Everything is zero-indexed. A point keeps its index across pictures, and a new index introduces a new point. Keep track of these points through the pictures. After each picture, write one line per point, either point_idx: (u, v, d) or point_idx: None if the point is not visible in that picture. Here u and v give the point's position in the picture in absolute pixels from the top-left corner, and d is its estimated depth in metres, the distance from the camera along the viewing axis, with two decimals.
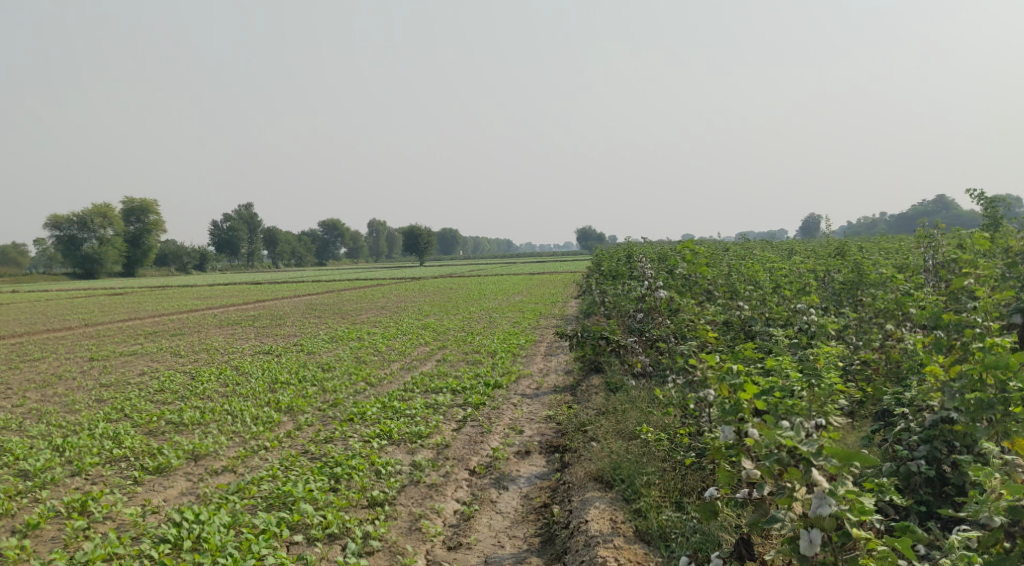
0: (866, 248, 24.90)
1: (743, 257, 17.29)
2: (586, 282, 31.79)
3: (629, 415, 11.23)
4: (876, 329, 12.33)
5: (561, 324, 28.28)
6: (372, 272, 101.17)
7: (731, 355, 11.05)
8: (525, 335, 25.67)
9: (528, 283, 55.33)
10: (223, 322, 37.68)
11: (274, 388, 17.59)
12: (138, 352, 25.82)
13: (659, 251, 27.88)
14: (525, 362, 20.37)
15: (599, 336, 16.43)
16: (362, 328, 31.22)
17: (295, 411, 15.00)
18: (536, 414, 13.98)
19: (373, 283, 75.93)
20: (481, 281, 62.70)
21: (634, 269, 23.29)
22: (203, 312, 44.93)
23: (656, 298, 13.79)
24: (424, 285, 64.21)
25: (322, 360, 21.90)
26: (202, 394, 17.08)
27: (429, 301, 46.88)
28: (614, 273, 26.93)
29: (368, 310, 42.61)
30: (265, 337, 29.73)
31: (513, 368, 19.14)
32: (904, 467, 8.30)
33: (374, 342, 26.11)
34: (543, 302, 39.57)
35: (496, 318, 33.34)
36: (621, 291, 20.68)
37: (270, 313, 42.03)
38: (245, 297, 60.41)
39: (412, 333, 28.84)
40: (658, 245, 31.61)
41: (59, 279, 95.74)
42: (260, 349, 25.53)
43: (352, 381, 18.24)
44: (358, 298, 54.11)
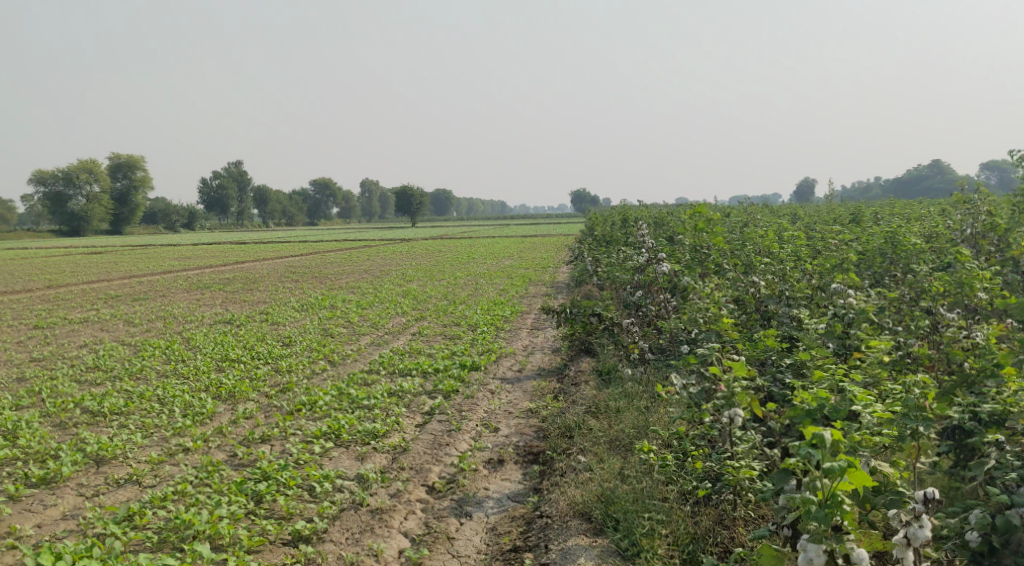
0: (881, 214, 22.79)
1: (757, 225, 15.14)
2: (578, 247, 29.65)
3: (625, 420, 9.31)
4: (918, 310, 10.32)
5: (551, 294, 26.23)
6: (360, 233, 98.74)
7: (749, 345, 9.07)
8: (511, 305, 23.62)
9: (520, 246, 53.08)
10: (193, 286, 35.38)
11: (221, 367, 15.52)
12: (89, 320, 23.60)
13: (656, 215, 25.66)
14: (508, 337, 18.31)
15: (590, 312, 14.36)
16: (339, 295, 29.08)
17: (237, 398, 12.94)
18: (517, 406, 11.97)
19: (361, 244, 73.64)
20: (471, 244, 60.48)
21: (631, 236, 21.17)
22: (178, 275, 42.59)
23: (656, 271, 11.74)
24: (412, 249, 61.84)
25: (284, 333, 19.75)
26: (137, 374, 15.00)
27: (415, 264, 44.77)
28: (608, 239, 24.67)
29: (350, 274, 40.48)
30: (231, 304, 27.55)
31: (494, 345, 17.07)
32: (1004, 518, 6.55)
33: (346, 311, 24.05)
34: (532, 268, 37.36)
35: (481, 285, 31.15)
36: (618, 259, 18.53)
37: (246, 277, 39.77)
38: (227, 260, 57.91)
39: (390, 301, 26.77)
40: (656, 208, 29.46)
41: (42, 237, 93.28)
42: (222, 318, 23.36)
43: (311, 359, 16.15)
44: (342, 260, 51.84)
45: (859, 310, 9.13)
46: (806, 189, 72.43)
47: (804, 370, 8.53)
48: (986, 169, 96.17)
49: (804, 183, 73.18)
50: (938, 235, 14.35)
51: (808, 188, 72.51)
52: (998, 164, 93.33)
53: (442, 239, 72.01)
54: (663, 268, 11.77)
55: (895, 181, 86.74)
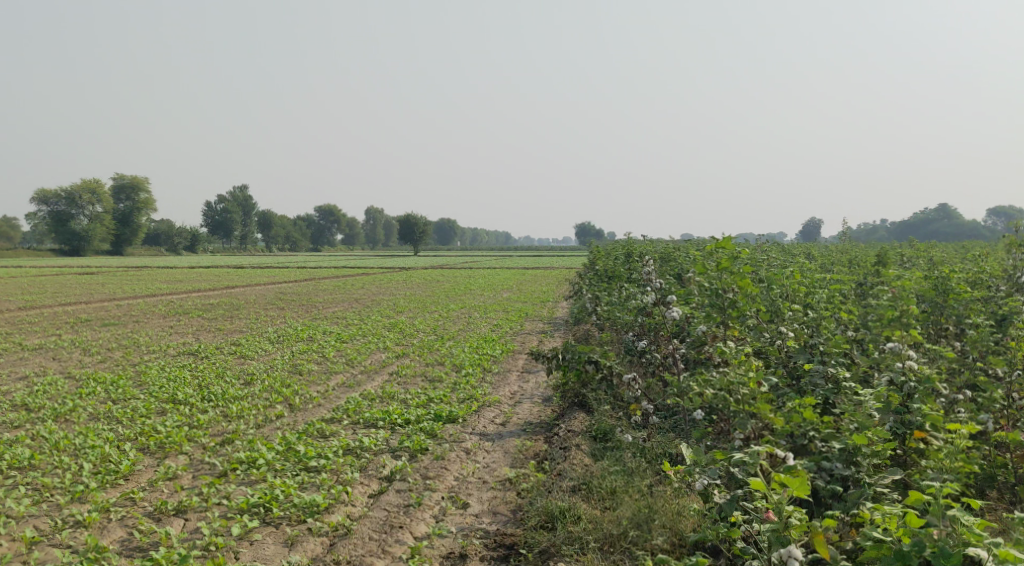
0: (907, 259, 20.94)
1: (782, 266, 13.22)
2: (578, 283, 27.77)
3: (624, 506, 7.74)
4: (980, 378, 8.50)
5: (547, 333, 24.32)
6: (361, 263, 97.30)
7: (783, 416, 7.30)
8: (503, 344, 21.69)
9: (519, 279, 51.01)
10: (170, 312, 33.25)
11: (162, 410, 13.52)
12: (42, 349, 21.50)
13: (661, 251, 23.66)
14: (495, 382, 16.35)
15: (585, 359, 12.42)
16: (320, 326, 27.12)
17: (167, 451, 10.98)
18: (493, 471, 10.03)
19: (359, 272, 72.00)
20: (471, 275, 58.63)
21: (636, 274, 19.26)
22: (160, 300, 40.74)
23: (663, 314, 9.85)
24: (410, 278, 60.08)
25: (247, 370, 17.75)
26: (62, 417, 12.99)
27: (410, 294, 42.96)
28: (610, 275, 22.67)
29: (340, 303, 38.56)
30: (204, 333, 25.47)
31: (478, 391, 15.12)
32: None
33: (324, 345, 22.10)
34: (530, 303, 35.51)
35: (474, 320, 29.17)
36: (621, 299, 16.56)
37: (229, 304, 37.71)
38: (217, 285, 56.10)
39: (374, 335, 24.84)
40: (662, 244, 27.65)
41: (38, 256, 91.74)
42: (186, 350, 21.30)
43: (268, 404, 14.14)
44: (333, 288, 49.86)
45: (922, 376, 7.24)
46: (811, 228, 70.53)
47: (856, 460, 6.76)
48: (994, 215, 94.56)
49: (810, 221, 71.40)
50: (989, 283, 12.47)
51: (813, 228, 70.88)
52: (1011, 207, 91.45)
53: (443, 269, 70.07)
54: (672, 312, 9.87)
55: (904, 225, 85.33)
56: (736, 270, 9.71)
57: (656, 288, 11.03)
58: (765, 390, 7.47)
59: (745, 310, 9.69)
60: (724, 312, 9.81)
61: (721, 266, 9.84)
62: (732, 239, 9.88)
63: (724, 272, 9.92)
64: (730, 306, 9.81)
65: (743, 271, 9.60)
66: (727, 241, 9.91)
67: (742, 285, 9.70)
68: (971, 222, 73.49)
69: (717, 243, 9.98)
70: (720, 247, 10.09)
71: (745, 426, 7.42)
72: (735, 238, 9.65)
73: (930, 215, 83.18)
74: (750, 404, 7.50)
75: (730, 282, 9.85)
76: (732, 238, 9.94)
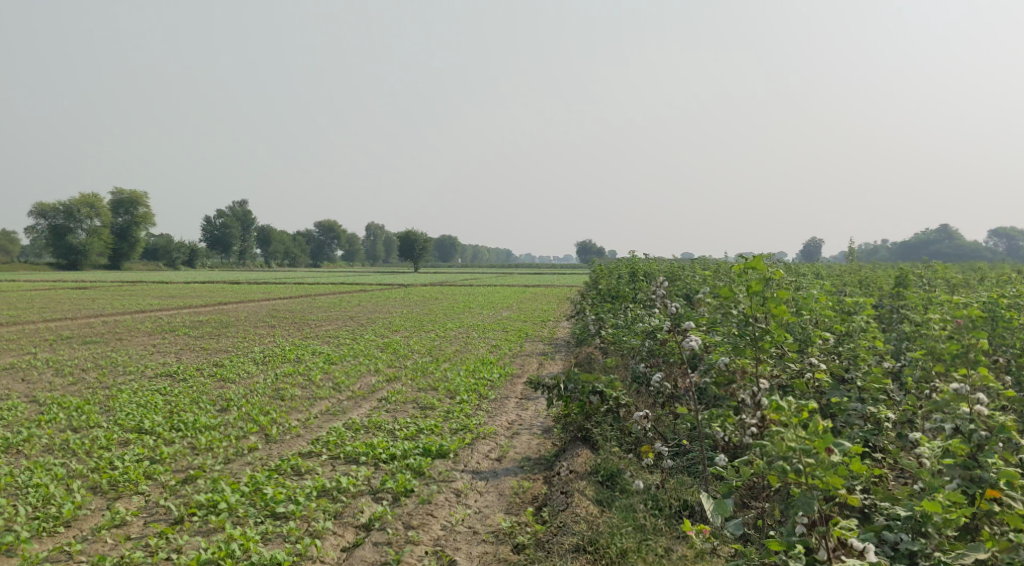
0: (928, 280, 19.85)
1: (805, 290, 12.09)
2: (580, 303, 26.63)
3: None
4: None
5: (547, 355, 23.19)
6: (358, 280, 96.15)
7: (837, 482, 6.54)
8: (500, 367, 20.54)
9: (518, 298, 49.84)
10: (156, 330, 31.99)
11: (124, 441, 12.36)
12: (11, 369, 20.25)
13: (667, 270, 22.54)
14: (492, 411, 15.20)
15: (590, 390, 11.29)
16: (310, 346, 25.91)
17: (121, 492, 9.83)
18: (487, 518, 8.92)
19: (356, 288, 71.03)
20: (469, 293, 57.49)
21: (643, 295, 18.14)
22: (150, 316, 39.52)
23: (679, 344, 8.66)
24: (408, 295, 58.92)
25: (225, 395, 16.56)
26: (13, 449, 11.82)
27: (405, 312, 41.76)
28: (614, 296, 21.49)
29: (333, 321, 37.37)
30: (187, 353, 24.27)
31: (474, 421, 13.97)
32: None
33: (311, 366, 20.91)
34: (530, 322, 34.38)
35: (470, 341, 27.99)
36: (628, 323, 15.46)
37: (220, 321, 36.50)
38: (210, 300, 54.92)
39: (365, 356, 23.66)
40: (668, 262, 26.55)
41: (35, 269, 90.67)
42: (165, 371, 20.10)
43: (242, 434, 12.95)
44: (328, 305, 48.67)
45: (995, 426, 6.54)
46: (813, 249, 69.46)
47: (926, 531, 6.37)
48: (996, 236, 93.66)
49: (811, 240, 70.50)
50: None
51: (814, 249, 69.65)
52: (1014, 228, 90.55)
53: (442, 286, 69.03)
54: (692, 342, 8.67)
55: (908, 245, 84.32)
56: (770, 296, 8.45)
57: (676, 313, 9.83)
58: (837, 458, 6.49)
59: (784, 342, 8.43)
60: (756, 345, 8.58)
61: (751, 290, 8.56)
62: (765, 260, 8.52)
63: (755, 297, 8.67)
64: (760, 337, 8.60)
65: (780, 298, 8.35)
66: (761, 263, 8.57)
67: (776, 314, 8.48)
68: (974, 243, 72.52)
69: (748, 264, 8.64)
70: (750, 269, 8.78)
71: (810, 508, 6.51)
72: (772, 260, 8.33)
73: (931, 236, 82.26)
74: (817, 478, 6.50)
75: (762, 308, 8.62)
76: (765, 258, 8.59)
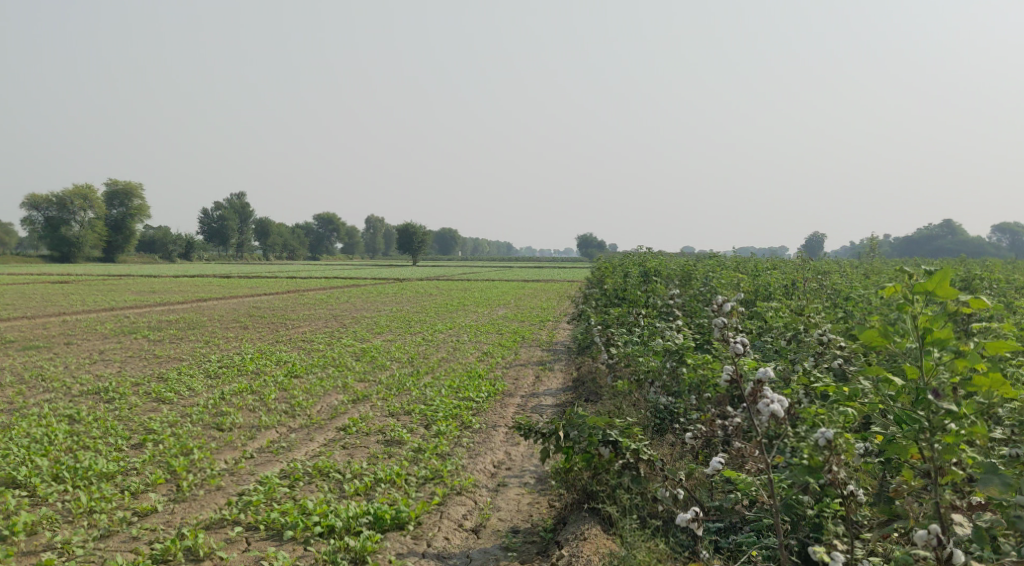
0: (993, 284, 16.79)
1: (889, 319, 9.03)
2: (584, 303, 23.58)
3: None
4: None
5: (545, 366, 20.10)
6: (354, 273, 93.04)
7: None
8: (489, 383, 17.47)
9: (512, 295, 46.48)
10: (114, 333, 28.59)
11: None
12: None
13: (684, 269, 19.35)
14: (473, 447, 12.13)
15: (599, 441, 8.25)
16: (277, 353, 22.75)
17: None
18: None
19: (348, 283, 68.05)
20: (465, 288, 54.45)
21: (662, 301, 15.01)
22: (116, 315, 36.24)
23: (759, 409, 6.45)
24: (401, 290, 55.71)
25: (148, 424, 13.40)
26: None
27: (394, 311, 38.64)
28: (624, 300, 18.26)
29: (313, 321, 34.13)
30: (133, 364, 20.97)
31: (448, 464, 10.82)
32: None
33: (268, 381, 17.78)
34: (529, 323, 31.28)
35: (460, 345, 24.89)
36: (643, 338, 12.35)
37: (189, 322, 33.19)
38: (191, 297, 51.75)
39: (336, 366, 20.54)
40: (683, 259, 23.39)
41: (21, 262, 87.67)
42: (93, 388, 16.85)
43: (143, 489, 9.89)
44: (313, 302, 45.60)
45: None
46: (814, 246, 62.07)
47: None
48: (999, 231, 90.58)
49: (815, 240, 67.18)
50: None
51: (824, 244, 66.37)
52: (1018, 223, 87.99)
53: (435, 282, 65.96)
54: (780, 408, 6.42)
55: (912, 239, 81.40)
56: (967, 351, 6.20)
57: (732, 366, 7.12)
58: None
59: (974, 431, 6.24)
60: (926, 437, 6.31)
61: (932, 339, 6.33)
62: (951, 284, 6.25)
63: (927, 349, 6.40)
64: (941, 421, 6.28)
65: (981, 360, 6.15)
66: (943, 291, 6.27)
67: (966, 386, 6.29)
68: (979, 238, 69.46)
69: (922, 289, 6.30)
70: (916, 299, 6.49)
71: None
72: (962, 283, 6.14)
73: (935, 230, 79.41)
74: None
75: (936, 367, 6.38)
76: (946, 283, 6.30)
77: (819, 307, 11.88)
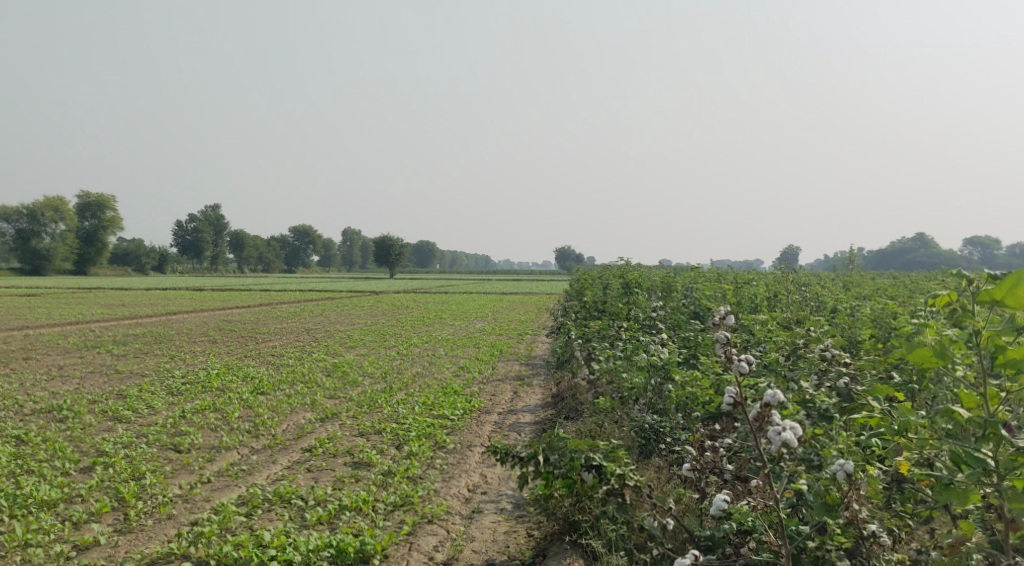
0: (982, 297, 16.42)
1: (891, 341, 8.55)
2: (562, 317, 23.03)
3: None
4: None
5: (523, 381, 19.48)
6: (329, 285, 92.00)
7: None
8: (464, 399, 16.80)
9: (488, 308, 45.81)
10: (76, 348, 27.49)
11: None
12: None
13: (665, 281, 18.83)
14: (447, 469, 11.42)
15: (582, 465, 7.62)
16: (245, 368, 21.89)
17: None
18: None
19: (324, 296, 67.14)
20: (441, 301, 53.70)
21: (644, 314, 14.45)
22: (80, 329, 35.10)
23: (770, 440, 5.93)
24: (376, 303, 54.84)
25: (100, 445, 12.55)
26: None
27: (368, 324, 37.82)
28: (604, 313, 17.63)
29: (284, 335, 33.24)
30: (92, 380, 20.04)
31: (419, 488, 10.11)
32: None
33: (233, 398, 16.96)
34: (505, 336, 30.64)
35: (435, 360, 24.19)
36: (628, 352, 11.71)
37: (156, 337, 32.18)
38: (162, 310, 50.57)
39: (307, 382, 19.76)
40: (664, 272, 22.90)
41: None
42: (46, 407, 15.93)
43: (86, 520, 9.11)
44: (286, 316, 44.64)
45: None
46: (790, 256, 62.09)
47: None
48: (970, 245, 91.31)
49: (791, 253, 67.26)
50: None
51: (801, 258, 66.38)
52: (989, 239, 88.83)
53: (412, 295, 65.21)
54: (793, 438, 5.92)
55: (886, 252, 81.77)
56: None
57: (736, 388, 6.48)
58: None
59: None
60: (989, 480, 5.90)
61: None
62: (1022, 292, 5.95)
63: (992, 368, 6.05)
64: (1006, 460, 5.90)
65: None
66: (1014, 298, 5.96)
67: None
68: (951, 253, 69.92)
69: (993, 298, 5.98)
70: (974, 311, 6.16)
71: None
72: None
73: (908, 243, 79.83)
74: None
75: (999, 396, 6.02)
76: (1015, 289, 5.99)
77: (810, 323, 11.39)
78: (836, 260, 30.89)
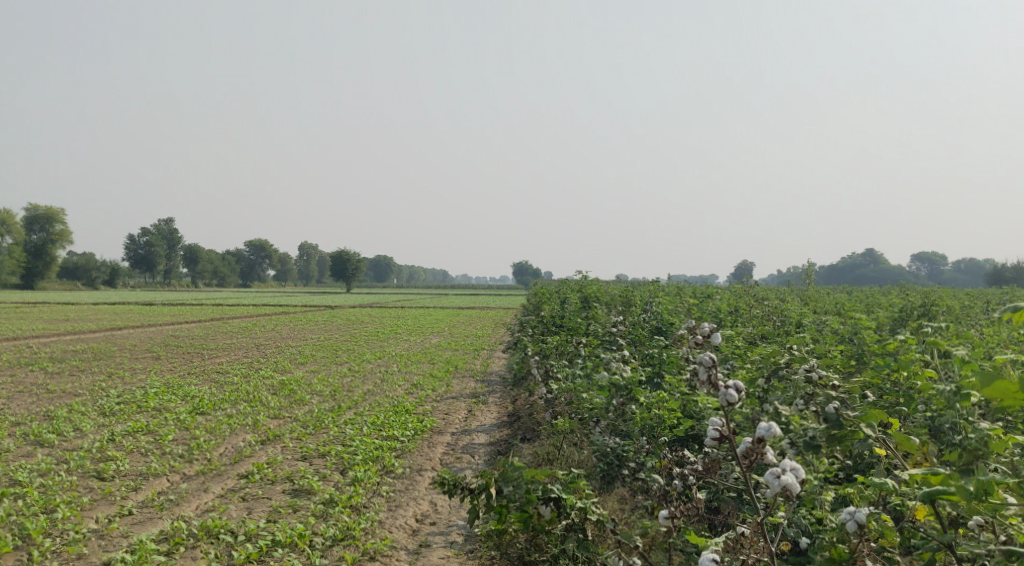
0: (948, 311, 16.08)
1: (873, 359, 7.97)
2: (519, 332, 22.32)
3: None
4: None
5: (478, 399, 18.72)
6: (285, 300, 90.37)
7: None
8: (415, 419, 15.95)
9: (445, 323, 44.97)
10: (9, 366, 26.00)
11: None
12: None
13: (625, 295, 18.23)
14: (394, 496, 10.54)
15: (540, 498, 6.86)
16: (187, 386, 20.77)
17: None
18: None
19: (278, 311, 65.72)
20: (397, 316, 52.69)
21: (605, 329, 13.82)
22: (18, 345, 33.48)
23: (770, 483, 5.54)
24: (331, 319, 53.63)
25: (15, 471, 11.50)
26: None
27: (321, 340, 36.74)
28: (562, 329, 16.96)
29: (233, 351, 32.05)
30: (21, 400, 18.79)
31: (360, 518, 9.28)
32: None
33: (169, 419, 15.92)
34: (461, 352, 29.81)
35: (388, 377, 23.31)
36: (588, 370, 10.97)
37: (98, 353, 30.74)
38: (109, 325, 48.83)
39: (251, 401, 18.74)
40: (624, 286, 22.35)
41: None
42: None
43: None
44: (237, 331, 43.27)
45: None
46: (744, 269, 62.44)
47: None
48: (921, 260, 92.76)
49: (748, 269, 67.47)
50: None
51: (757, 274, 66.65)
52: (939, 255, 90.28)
53: (368, 310, 64.05)
54: (794, 480, 5.56)
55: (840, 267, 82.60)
56: None
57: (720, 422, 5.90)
58: None
59: None
60: None
61: None
62: None
63: None
64: None
65: None
66: None
67: None
68: (904, 269, 70.81)
69: None
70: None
71: None
72: None
73: (861, 258, 80.72)
74: None
75: None
76: None
77: (779, 338, 10.79)
78: (794, 275, 30.69)
